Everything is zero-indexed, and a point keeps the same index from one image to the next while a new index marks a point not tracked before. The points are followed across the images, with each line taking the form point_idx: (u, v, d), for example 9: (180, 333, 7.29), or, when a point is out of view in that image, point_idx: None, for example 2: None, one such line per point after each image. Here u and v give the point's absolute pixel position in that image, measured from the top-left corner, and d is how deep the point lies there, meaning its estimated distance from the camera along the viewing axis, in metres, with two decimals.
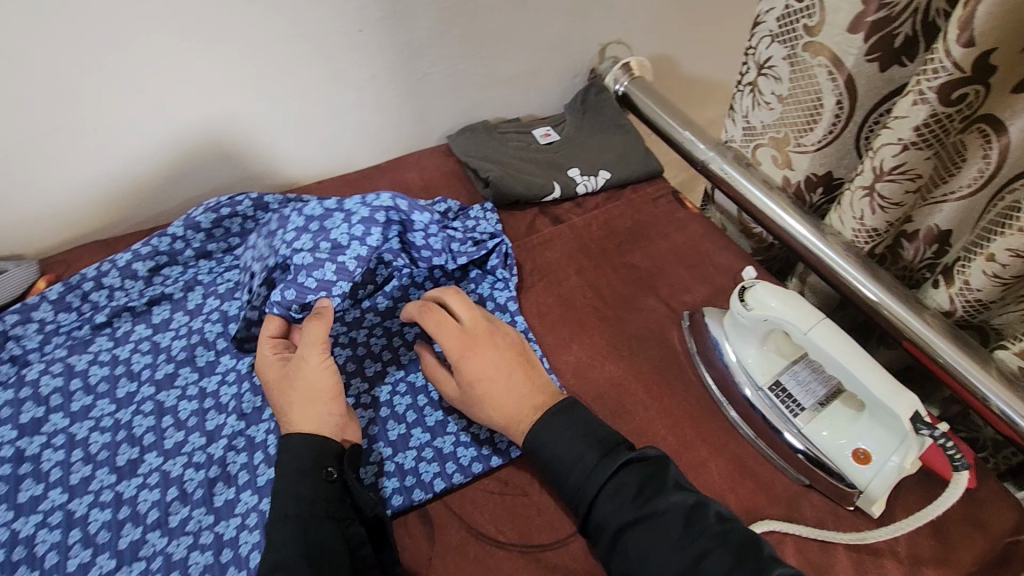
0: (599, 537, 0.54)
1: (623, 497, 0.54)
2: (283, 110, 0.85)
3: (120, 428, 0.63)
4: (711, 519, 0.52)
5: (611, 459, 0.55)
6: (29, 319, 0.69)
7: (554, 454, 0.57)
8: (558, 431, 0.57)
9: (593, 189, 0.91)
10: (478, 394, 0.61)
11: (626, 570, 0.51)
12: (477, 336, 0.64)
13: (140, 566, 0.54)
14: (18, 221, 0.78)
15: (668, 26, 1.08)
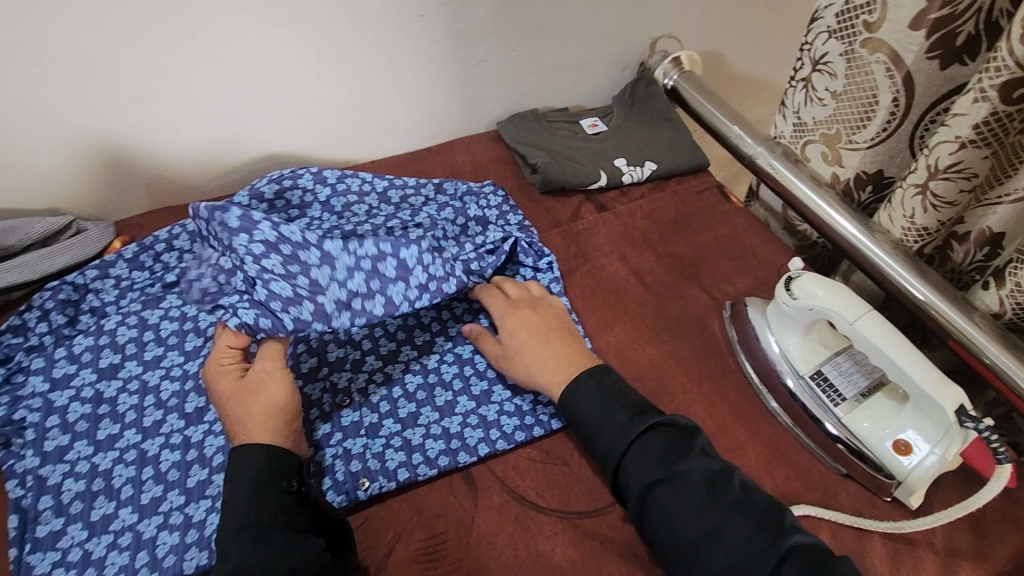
0: (625, 495, 0.56)
1: (648, 458, 0.56)
2: (344, 90, 0.88)
3: (188, 378, 0.67)
4: (734, 485, 0.54)
5: (638, 422, 0.57)
6: (107, 274, 0.73)
7: (586, 413, 0.60)
8: (589, 393, 0.61)
9: (639, 179, 0.93)
10: (514, 346, 0.66)
11: (653, 527, 0.54)
12: (521, 303, 0.71)
13: (207, 504, 0.58)
14: (98, 184, 0.84)
15: (720, 22, 1.08)
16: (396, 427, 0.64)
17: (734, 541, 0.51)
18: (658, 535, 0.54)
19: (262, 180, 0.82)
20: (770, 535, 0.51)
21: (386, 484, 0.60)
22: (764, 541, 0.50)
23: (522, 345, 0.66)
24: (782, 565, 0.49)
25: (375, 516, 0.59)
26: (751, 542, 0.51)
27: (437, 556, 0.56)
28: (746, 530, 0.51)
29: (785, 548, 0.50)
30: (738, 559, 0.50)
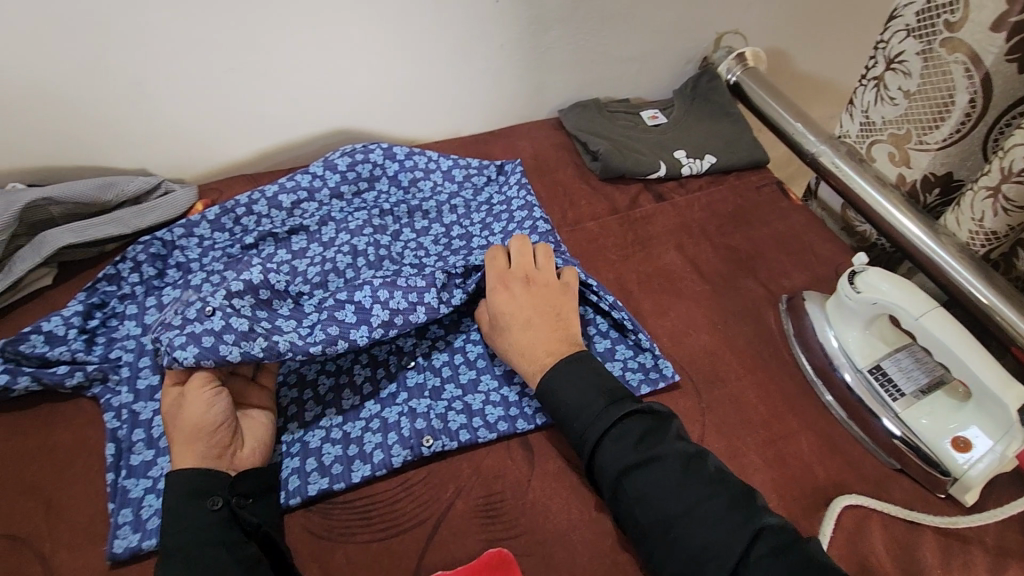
0: (602, 480, 0.57)
1: (625, 443, 0.56)
2: (415, 71, 0.92)
3: None
4: (710, 468, 0.55)
5: (615, 409, 0.58)
6: (191, 233, 0.79)
7: (564, 397, 0.60)
8: (571, 379, 0.60)
9: (698, 172, 0.94)
10: (500, 325, 0.66)
11: (627, 511, 0.55)
12: (516, 279, 0.69)
13: (282, 447, 0.63)
14: (184, 150, 0.89)
15: (787, 20, 1.08)
16: (457, 392, 0.67)
17: (710, 522, 0.51)
18: (636, 519, 0.54)
19: (336, 153, 0.87)
20: (743, 514, 0.52)
21: (448, 443, 0.62)
22: (737, 520, 0.51)
23: (507, 326, 0.66)
24: (755, 542, 0.50)
25: (435, 472, 0.61)
26: (725, 521, 0.51)
27: (495, 513, 0.59)
28: (721, 509, 0.52)
29: (756, 529, 0.51)
30: (713, 538, 0.51)
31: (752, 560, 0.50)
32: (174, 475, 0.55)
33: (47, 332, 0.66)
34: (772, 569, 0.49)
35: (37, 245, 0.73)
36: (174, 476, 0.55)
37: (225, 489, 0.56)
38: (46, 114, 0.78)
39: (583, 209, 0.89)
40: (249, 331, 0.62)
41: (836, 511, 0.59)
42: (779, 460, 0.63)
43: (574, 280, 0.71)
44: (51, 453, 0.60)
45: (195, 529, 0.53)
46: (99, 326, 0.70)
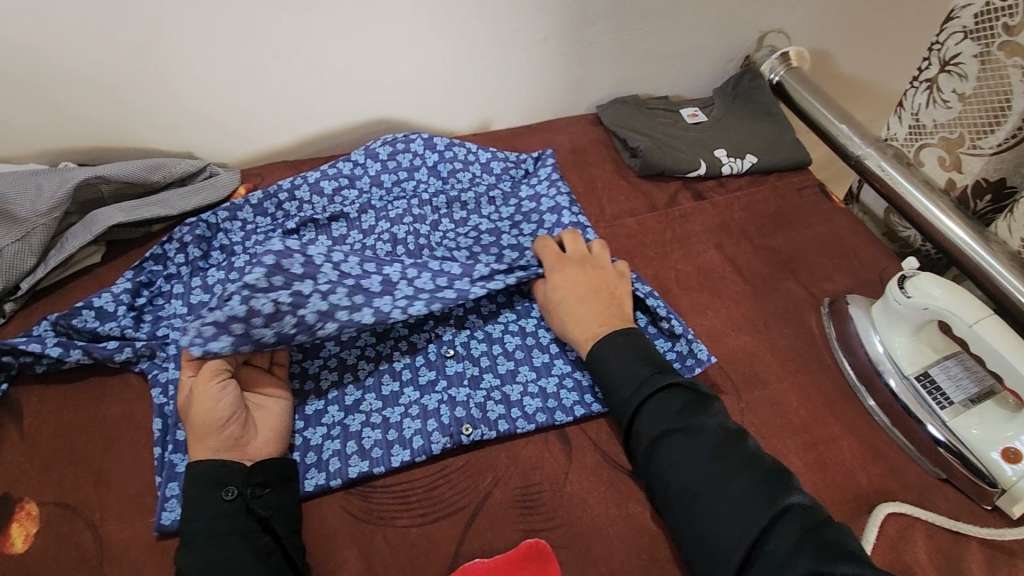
0: (637, 445, 0.59)
1: (664, 412, 0.58)
2: (459, 63, 0.92)
3: None
4: (741, 445, 0.55)
5: (658, 378, 0.59)
6: (235, 217, 0.80)
7: (611, 368, 0.62)
8: (622, 348, 0.63)
9: (738, 171, 0.93)
10: (554, 300, 0.69)
11: (658, 474, 0.56)
12: (573, 258, 0.72)
13: (322, 430, 0.63)
14: (228, 134, 0.90)
15: (834, 20, 1.06)
16: (495, 381, 0.67)
17: (733, 496, 0.52)
18: (664, 488, 0.55)
19: (377, 142, 0.88)
20: (768, 493, 0.51)
21: (487, 432, 0.62)
22: (761, 496, 0.51)
23: (562, 298, 0.68)
24: (778, 521, 0.50)
25: (474, 460, 0.62)
26: (749, 498, 0.51)
27: (533, 503, 0.59)
28: (746, 486, 0.52)
29: (780, 508, 0.50)
30: (735, 512, 0.51)
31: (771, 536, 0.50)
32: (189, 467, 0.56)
33: (98, 307, 0.68)
34: (794, 548, 0.48)
35: (88, 223, 0.75)
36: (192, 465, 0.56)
37: (242, 480, 0.56)
38: (99, 95, 0.80)
39: (621, 205, 0.89)
40: (276, 311, 0.64)
41: (879, 519, 0.58)
42: (820, 463, 0.62)
43: (626, 274, 0.73)
44: (100, 426, 0.62)
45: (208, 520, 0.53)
46: (146, 304, 0.71)
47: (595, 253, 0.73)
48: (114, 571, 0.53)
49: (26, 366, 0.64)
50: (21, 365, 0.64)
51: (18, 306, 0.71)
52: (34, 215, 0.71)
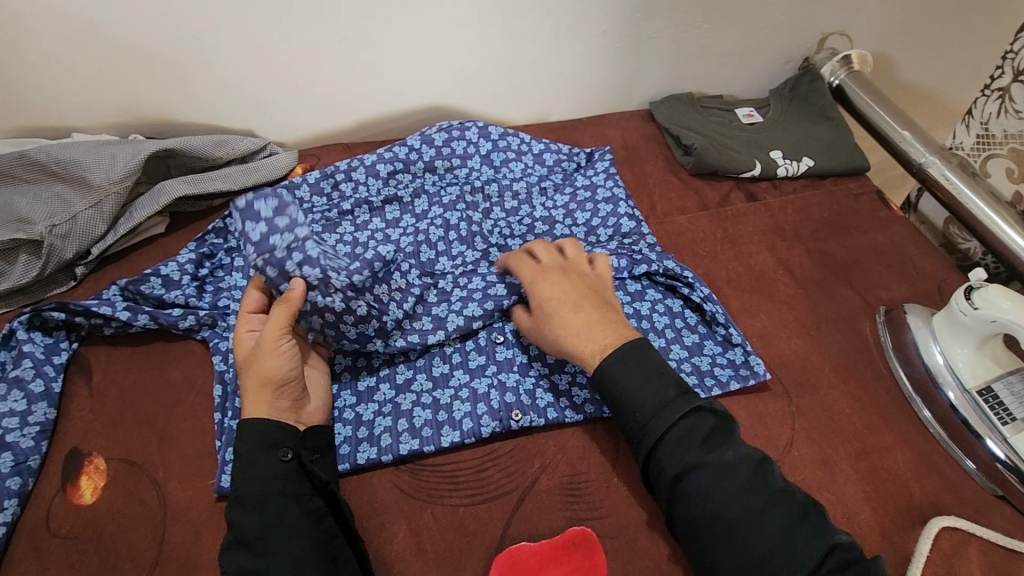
0: (658, 477, 0.54)
1: (688, 443, 0.54)
2: (517, 53, 0.92)
3: None
4: (776, 478, 0.53)
5: (682, 402, 0.55)
6: (293, 195, 0.82)
7: (628, 391, 0.56)
8: (631, 368, 0.57)
9: (794, 174, 0.91)
10: (546, 315, 0.62)
11: (687, 510, 0.52)
12: (554, 267, 0.66)
13: (374, 406, 0.64)
14: (287, 114, 0.92)
15: (901, 23, 1.03)
16: (544, 369, 0.67)
17: (774, 532, 0.50)
18: (692, 521, 0.52)
19: (432, 128, 0.90)
20: (810, 527, 0.50)
21: (536, 419, 0.63)
22: (804, 531, 0.49)
23: (556, 316, 0.61)
24: (824, 560, 0.48)
25: (522, 446, 0.62)
26: (791, 535, 0.49)
27: (580, 491, 0.59)
28: (787, 520, 0.50)
29: (825, 547, 0.49)
30: (776, 550, 0.49)
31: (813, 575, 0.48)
32: (248, 424, 0.55)
33: (164, 275, 0.70)
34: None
35: (155, 195, 0.77)
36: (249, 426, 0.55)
37: (295, 442, 0.56)
38: (170, 71, 0.82)
39: (672, 202, 0.88)
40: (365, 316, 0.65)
41: (933, 532, 0.57)
42: (873, 472, 0.61)
43: (608, 274, 0.68)
44: (163, 389, 0.64)
45: (262, 483, 0.53)
46: (207, 274, 0.73)
47: (569, 258, 0.68)
48: (177, 527, 0.55)
49: (95, 328, 0.66)
50: (91, 327, 0.66)
51: (88, 271, 0.74)
52: (107, 183, 0.73)
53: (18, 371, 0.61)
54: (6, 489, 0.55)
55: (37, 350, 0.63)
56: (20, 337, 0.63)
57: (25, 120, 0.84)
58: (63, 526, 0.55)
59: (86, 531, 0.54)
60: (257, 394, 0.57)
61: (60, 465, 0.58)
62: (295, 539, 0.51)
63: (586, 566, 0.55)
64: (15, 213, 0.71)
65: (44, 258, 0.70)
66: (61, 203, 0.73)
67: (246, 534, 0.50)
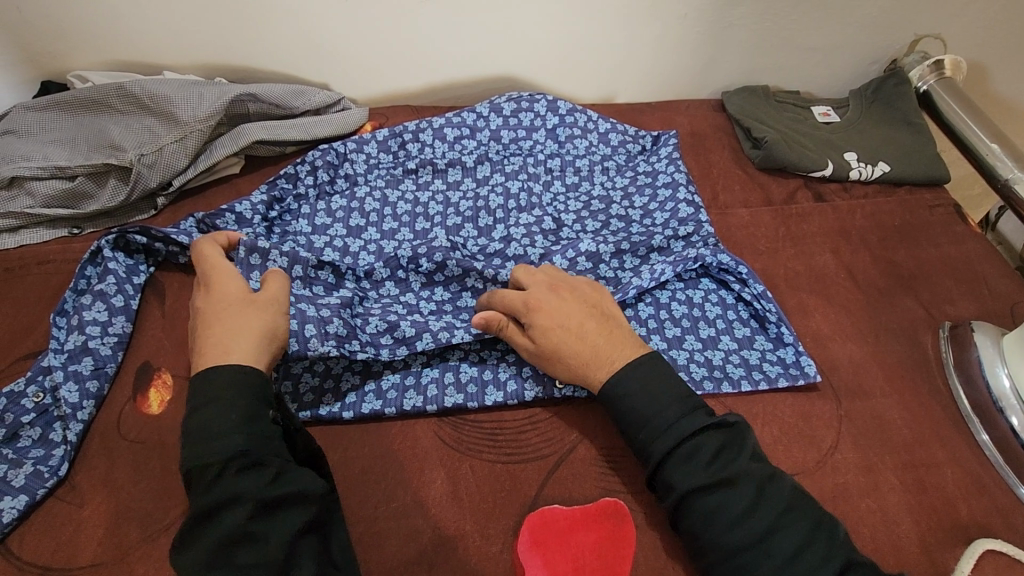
0: (665, 492, 0.53)
1: (694, 462, 0.53)
2: (594, 30, 0.91)
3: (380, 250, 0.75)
4: (788, 487, 0.52)
5: (687, 422, 0.54)
6: (361, 150, 0.84)
7: (634, 405, 0.56)
8: (644, 384, 0.56)
9: (866, 178, 0.88)
10: (553, 343, 0.60)
11: (691, 527, 0.51)
12: (548, 292, 0.63)
13: (422, 360, 0.66)
14: (362, 72, 0.94)
15: (1006, 32, 0.97)
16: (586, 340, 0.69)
17: (789, 545, 0.48)
18: (700, 536, 0.51)
19: (502, 98, 0.90)
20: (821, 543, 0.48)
21: (578, 391, 0.63)
22: (817, 544, 0.48)
23: (560, 348, 0.60)
24: None
25: (563, 413, 0.63)
26: (802, 552, 0.48)
27: (614, 466, 0.60)
28: (801, 534, 0.49)
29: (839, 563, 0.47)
30: (791, 563, 0.48)
31: (806, 560, 0.47)
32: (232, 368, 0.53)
33: (237, 213, 0.73)
34: None
35: (235, 136, 0.81)
36: (242, 371, 0.53)
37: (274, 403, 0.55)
38: (259, 20, 0.86)
39: (735, 194, 0.86)
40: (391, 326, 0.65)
41: (976, 553, 0.55)
42: (917, 485, 0.60)
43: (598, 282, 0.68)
44: None
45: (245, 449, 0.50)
46: (277, 217, 0.77)
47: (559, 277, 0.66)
48: None
49: (171, 255, 0.70)
50: (168, 254, 0.70)
51: (168, 202, 0.79)
52: (193, 120, 0.77)
53: (103, 286, 0.65)
54: (86, 389, 0.60)
55: (120, 268, 0.67)
56: (106, 254, 0.67)
57: (123, 57, 0.89)
58: (132, 431, 0.59)
59: (151, 438, 0.58)
60: (247, 337, 0.56)
61: (134, 375, 0.62)
62: (297, 502, 0.50)
63: (614, 537, 0.55)
64: (108, 140, 0.76)
65: (131, 185, 0.74)
66: (150, 135, 0.77)
67: (237, 492, 0.48)
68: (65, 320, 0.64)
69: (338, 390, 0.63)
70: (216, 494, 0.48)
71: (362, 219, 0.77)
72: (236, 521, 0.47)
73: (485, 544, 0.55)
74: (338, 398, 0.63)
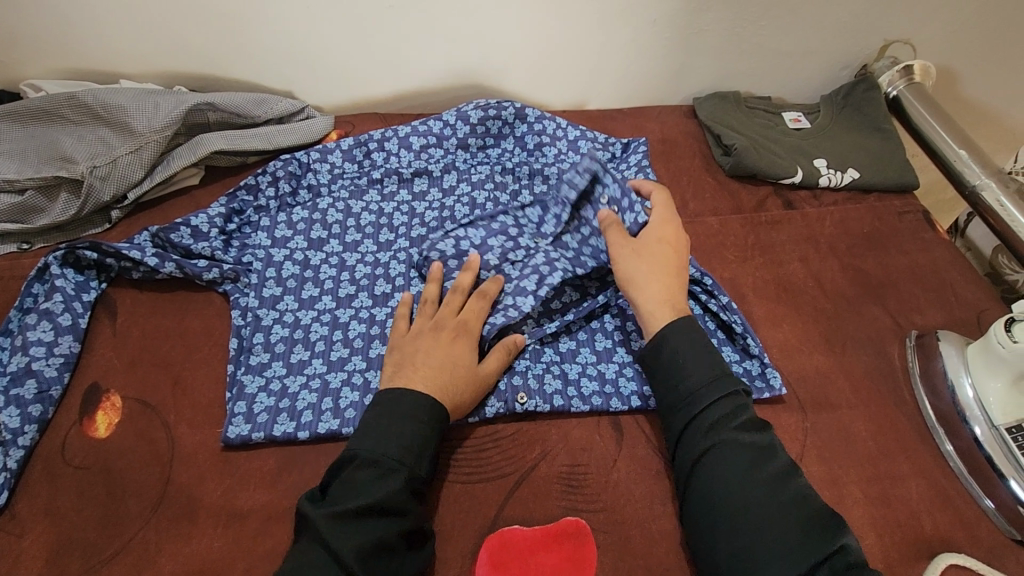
0: (684, 454, 0.55)
1: (721, 422, 0.55)
2: (562, 35, 0.90)
3: (336, 261, 0.73)
4: (773, 471, 0.52)
5: (726, 381, 0.57)
6: (325, 159, 0.82)
7: (681, 359, 0.58)
8: (692, 341, 0.59)
9: (836, 185, 0.88)
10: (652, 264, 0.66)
11: (702, 491, 0.52)
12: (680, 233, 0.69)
13: (345, 376, 0.62)
14: (324, 79, 0.92)
15: (973, 38, 0.97)
16: (555, 358, 0.67)
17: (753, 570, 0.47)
18: (702, 507, 0.52)
19: (470, 105, 0.87)
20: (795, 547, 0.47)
21: (541, 405, 0.63)
22: (788, 549, 0.47)
23: (632, 254, 0.66)
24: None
25: (526, 430, 0.62)
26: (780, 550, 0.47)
27: (578, 483, 0.59)
28: (770, 544, 0.48)
29: None
30: None
31: None
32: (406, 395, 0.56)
33: (194, 226, 0.71)
34: None
35: (193, 146, 0.79)
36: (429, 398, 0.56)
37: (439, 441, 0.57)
38: (219, 28, 0.83)
39: (705, 202, 0.86)
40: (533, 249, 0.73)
41: (939, 568, 0.55)
42: (883, 498, 0.59)
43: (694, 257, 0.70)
44: (182, 336, 0.66)
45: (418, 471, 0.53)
46: (235, 231, 0.75)
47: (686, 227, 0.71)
48: (180, 472, 0.56)
49: (124, 271, 0.68)
50: (120, 269, 0.68)
51: (122, 215, 0.76)
52: (149, 131, 0.75)
53: (49, 304, 0.63)
54: (28, 414, 0.57)
55: (68, 285, 0.65)
56: (53, 271, 0.65)
57: (76, 64, 0.86)
58: (77, 456, 0.57)
59: (96, 464, 0.56)
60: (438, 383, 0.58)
61: (81, 397, 0.60)
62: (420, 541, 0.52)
63: (574, 558, 0.54)
64: (60, 152, 0.74)
65: (82, 198, 0.72)
66: (104, 146, 0.75)
67: (398, 507, 0.50)
68: (9, 340, 0.62)
69: (294, 409, 0.60)
70: (379, 496, 0.50)
71: (323, 232, 0.75)
72: (388, 531, 0.49)
73: (444, 567, 0.53)
74: (293, 418, 0.59)
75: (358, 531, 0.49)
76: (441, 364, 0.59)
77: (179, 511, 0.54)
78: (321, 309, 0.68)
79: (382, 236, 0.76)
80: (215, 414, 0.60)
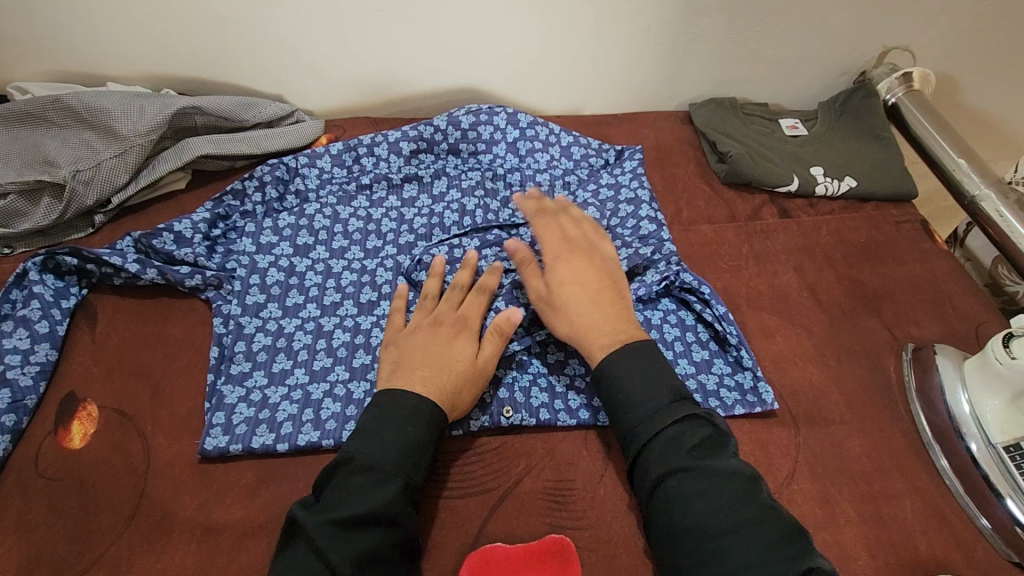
0: (642, 482, 0.52)
1: (672, 448, 0.51)
2: (556, 41, 0.89)
3: (322, 268, 0.71)
4: (736, 494, 0.48)
5: (674, 408, 0.53)
6: (314, 164, 0.80)
7: (626, 386, 0.55)
8: (635, 365, 0.55)
9: (833, 194, 0.86)
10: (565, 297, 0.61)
11: (662, 521, 0.49)
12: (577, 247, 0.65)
13: (327, 386, 0.61)
14: (316, 83, 0.91)
15: (974, 45, 0.96)
16: (542, 369, 0.66)
17: None
18: (665, 536, 0.49)
19: (461, 110, 0.86)
20: (777, 566, 0.44)
21: (527, 418, 0.61)
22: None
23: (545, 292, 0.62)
24: None
25: (512, 444, 0.61)
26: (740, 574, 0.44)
27: (565, 499, 0.57)
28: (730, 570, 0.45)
29: None
30: None
31: None
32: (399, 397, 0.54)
33: (177, 231, 0.70)
34: None
35: (179, 150, 0.78)
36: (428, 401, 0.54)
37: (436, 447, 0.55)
38: (207, 32, 0.83)
39: (699, 210, 0.84)
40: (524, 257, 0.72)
41: None
42: (876, 518, 0.58)
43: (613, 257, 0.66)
44: (164, 343, 0.64)
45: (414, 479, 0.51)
46: (220, 236, 0.73)
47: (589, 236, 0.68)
48: (155, 484, 0.55)
49: (106, 277, 0.67)
50: (102, 275, 0.67)
51: (106, 220, 0.75)
52: (134, 134, 0.74)
53: (26, 311, 0.62)
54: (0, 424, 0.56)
55: (47, 292, 0.64)
56: (32, 278, 0.64)
57: (64, 68, 0.85)
58: (50, 467, 0.55)
59: (69, 475, 0.55)
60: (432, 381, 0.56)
61: (57, 406, 0.59)
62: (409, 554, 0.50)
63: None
64: (43, 155, 0.73)
65: (64, 203, 0.71)
66: (88, 150, 0.74)
67: (395, 516, 0.48)
68: None
69: (274, 421, 0.59)
70: (375, 504, 0.47)
71: (310, 237, 0.74)
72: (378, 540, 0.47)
73: None
74: (272, 429, 0.58)
75: (350, 539, 0.46)
76: (437, 362, 0.57)
77: (154, 524, 0.53)
78: (307, 318, 0.66)
79: (369, 242, 0.75)
80: (194, 425, 0.59)
